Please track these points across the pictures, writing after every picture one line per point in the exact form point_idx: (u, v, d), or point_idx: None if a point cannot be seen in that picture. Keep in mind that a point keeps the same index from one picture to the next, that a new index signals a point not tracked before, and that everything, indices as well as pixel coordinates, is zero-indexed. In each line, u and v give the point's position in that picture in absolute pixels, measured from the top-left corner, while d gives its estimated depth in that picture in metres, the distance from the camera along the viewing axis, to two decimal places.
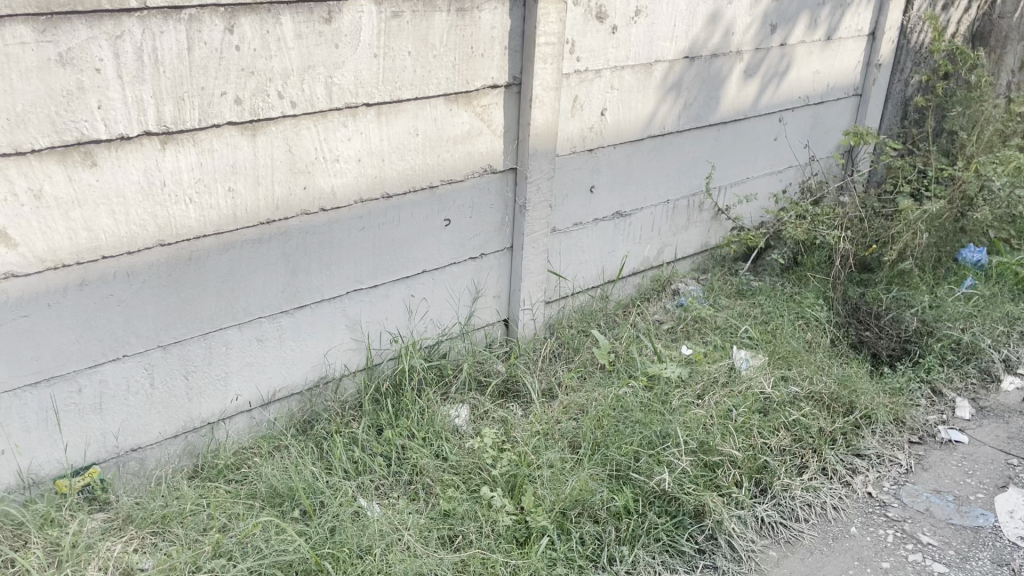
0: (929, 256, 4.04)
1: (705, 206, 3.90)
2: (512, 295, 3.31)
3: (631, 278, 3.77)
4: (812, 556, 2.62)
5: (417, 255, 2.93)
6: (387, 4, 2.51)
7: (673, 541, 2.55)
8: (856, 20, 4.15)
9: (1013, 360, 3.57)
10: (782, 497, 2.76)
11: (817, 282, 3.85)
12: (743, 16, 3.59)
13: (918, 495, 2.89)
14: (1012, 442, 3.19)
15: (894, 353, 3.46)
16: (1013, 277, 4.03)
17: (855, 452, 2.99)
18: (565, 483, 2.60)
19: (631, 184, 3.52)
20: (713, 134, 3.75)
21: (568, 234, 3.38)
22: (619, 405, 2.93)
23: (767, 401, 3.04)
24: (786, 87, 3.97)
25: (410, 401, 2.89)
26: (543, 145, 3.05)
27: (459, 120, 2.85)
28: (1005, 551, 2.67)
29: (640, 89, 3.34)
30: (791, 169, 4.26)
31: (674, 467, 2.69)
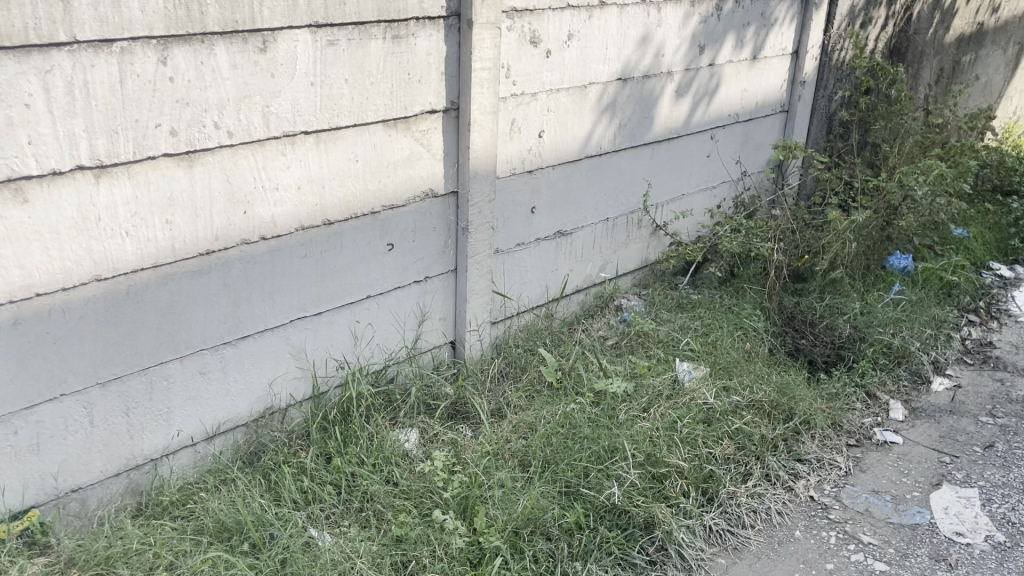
0: (859, 264, 4.20)
1: (644, 222, 3.99)
2: (458, 317, 3.32)
3: (575, 296, 3.82)
4: (760, 561, 2.68)
5: (360, 280, 2.94)
6: (322, 33, 2.53)
7: (625, 554, 2.58)
8: (780, 39, 4.30)
9: (941, 362, 3.74)
10: (728, 505, 2.82)
11: (754, 293, 3.96)
12: (673, 37, 3.70)
13: (857, 496, 2.99)
14: (944, 441, 3.31)
15: (829, 360, 3.60)
16: (937, 282, 4.23)
17: (796, 458, 3.08)
18: (517, 502, 2.62)
19: (571, 203, 3.58)
20: (648, 152, 3.84)
21: (511, 254, 3.41)
22: (568, 422, 2.96)
23: (710, 411, 3.11)
24: (717, 104, 4.10)
25: (359, 428, 2.87)
26: (483, 168, 3.09)
27: (399, 146, 2.87)
28: (942, 547, 2.75)
29: (576, 110, 3.41)
30: (724, 185, 4.38)
31: (623, 480, 2.74)
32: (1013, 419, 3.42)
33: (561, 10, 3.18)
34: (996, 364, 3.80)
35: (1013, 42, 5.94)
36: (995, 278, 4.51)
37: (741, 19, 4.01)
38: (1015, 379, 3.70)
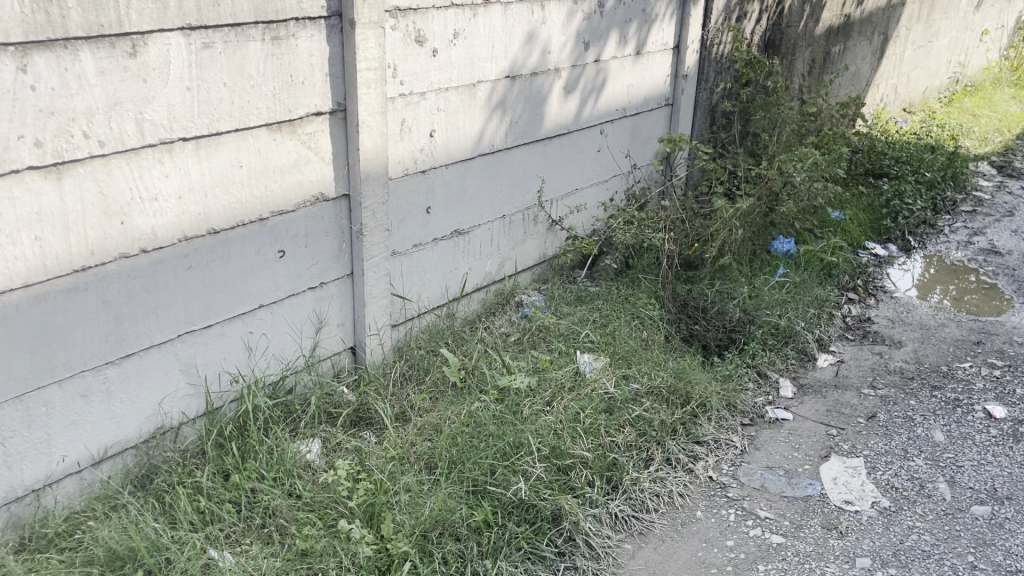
0: (746, 249, 4.36)
1: (540, 218, 4.03)
2: (356, 322, 3.26)
3: (475, 294, 3.81)
4: (664, 544, 2.75)
5: (251, 289, 2.85)
6: (196, 35, 2.44)
7: (534, 548, 2.60)
8: (662, 34, 4.40)
9: (825, 339, 3.92)
10: (632, 491, 2.88)
11: (648, 283, 4.04)
12: (558, 34, 3.74)
13: (753, 473, 3.10)
14: (831, 414, 3.46)
15: (721, 343, 3.74)
16: (818, 263, 4.43)
17: (695, 440, 3.17)
18: (423, 505, 2.59)
19: (466, 201, 3.57)
20: (540, 149, 3.88)
21: (408, 256, 3.38)
22: (472, 421, 2.95)
23: (611, 400, 3.17)
24: (604, 99, 4.17)
25: (257, 442, 2.78)
26: (374, 170, 3.05)
27: (285, 149, 2.79)
28: (833, 516, 2.88)
29: (466, 109, 3.41)
30: (616, 178, 4.46)
31: (529, 474, 2.76)
32: (892, 389, 3.61)
33: (445, 9, 3.17)
34: (874, 338, 4.01)
35: (878, 33, 6.29)
36: (871, 257, 4.76)
37: (623, 16, 4.09)
38: (892, 351, 3.91)
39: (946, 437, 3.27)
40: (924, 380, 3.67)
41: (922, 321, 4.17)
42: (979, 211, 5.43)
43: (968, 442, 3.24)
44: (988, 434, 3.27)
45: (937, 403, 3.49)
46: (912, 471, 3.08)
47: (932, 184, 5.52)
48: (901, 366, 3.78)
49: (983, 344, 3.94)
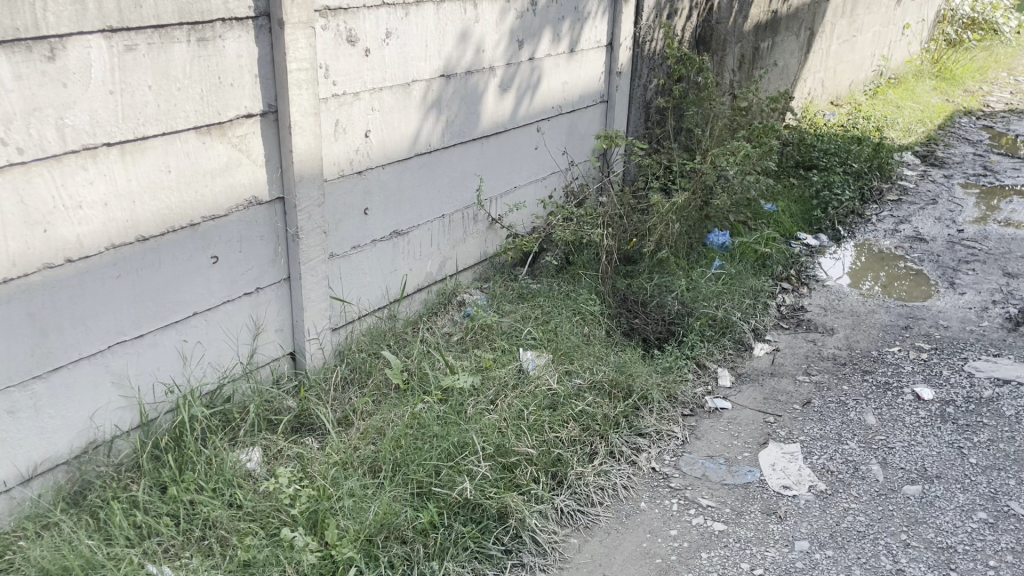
0: (683, 242, 4.43)
1: (479, 217, 4.02)
2: (295, 326, 3.21)
3: (416, 295, 3.79)
4: (609, 536, 2.77)
5: (184, 297, 2.78)
6: (118, 37, 2.37)
7: (480, 547, 2.60)
8: (595, 32, 4.44)
9: (760, 329, 4.01)
10: (577, 485, 2.91)
11: (589, 278, 4.08)
12: (491, 33, 3.74)
13: (694, 462, 3.15)
14: (768, 402, 3.53)
15: (661, 336, 3.79)
16: (752, 254, 4.53)
17: (637, 432, 3.22)
18: (368, 510, 2.57)
19: (404, 201, 3.55)
20: (477, 147, 3.87)
21: (347, 258, 3.33)
22: (416, 423, 2.93)
23: (554, 396, 3.19)
24: (540, 97, 4.19)
25: (195, 452, 2.72)
26: (309, 172, 3.01)
27: (215, 153, 2.74)
28: (772, 501, 2.94)
29: (401, 109, 3.38)
30: (554, 175, 4.49)
31: (474, 474, 2.75)
32: (826, 375, 3.71)
33: (376, 8, 3.14)
34: (808, 326, 4.11)
35: (804, 28, 6.45)
36: (803, 247, 4.89)
37: (556, 14, 4.11)
38: (825, 338, 4.01)
39: (878, 419, 3.38)
40: (856, 365, 3.78)
41: (852, 309, 4.29)
42: (904, 200, 5.62)
43: (898, 424, 3.34)
44: (917, 416, 3.39)
45: (869, 387, 3.60)
46: (846, 454, 3.17)
47: (859, 175, 5.69)
48: (834, 353, 3.89)
49: (911, 328, 4.07)
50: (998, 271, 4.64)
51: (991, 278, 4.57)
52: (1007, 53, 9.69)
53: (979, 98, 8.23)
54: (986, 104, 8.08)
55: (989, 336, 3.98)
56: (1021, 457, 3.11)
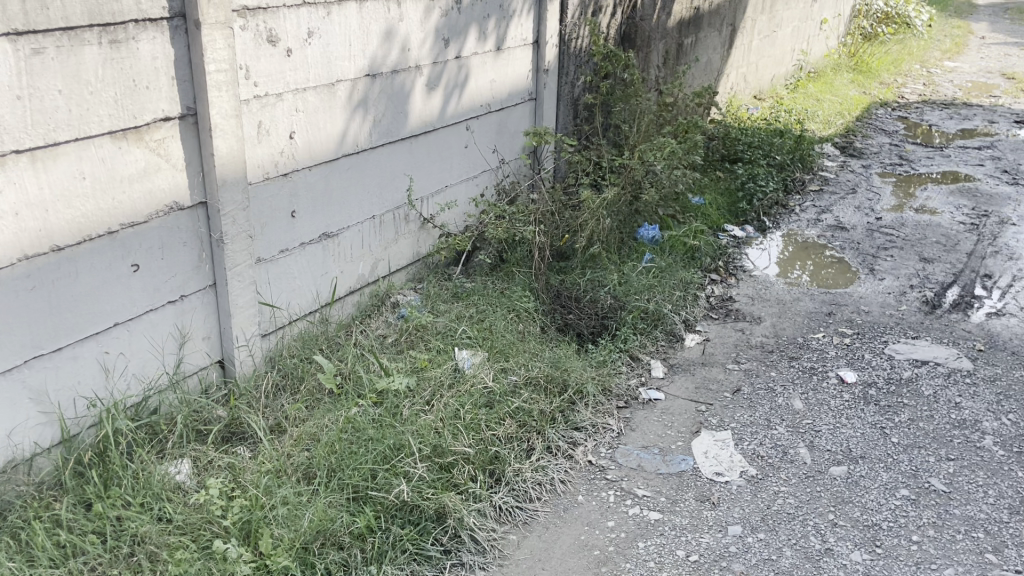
0: (614, 237, 4.49)
1: (411, 217, 3.99)
2: (223, 334, 3.14)
3: (348, 297, 3.74)
4: (547, 531, 2.79)
5: (104, 307, 2.69)
6: (24, 41, 2.28)
7: (419, 549, 2.59)
8: (521, 30, 4.44)
9: (691, 320, 4.09)
10: (514, 482, 2.92)
11: (523, 275, 4.09)
12: (416, 32, 3.71)
13: (630, 453, 3.19)
14: (700, 391, 3.60)
15: (594, 330, 3.83)
16: (681, 247, 4.62)
17: (573, 426, 3.25)
18: (302, 517, 2.52)
19: (333, 204, 3.50)
20: (406, 147, 3.85)
21: (275, 262, 3.27)
22: (350, 426, 2.90)
23: (490, 394, 3.19)
24: (468, 96, 4.18)
25: (120, 467, 2.63)
26: (232, 175, 2.94)
27: (132, 158, 2.65)
28: (705, 488, 3.00)
29: (326, 109, 3.34)
30: (485, 173, 4.48)
31: (411, 475, 2.73)
32: (754, 363, 3.80)
33: (296, 7, 3.08)
34: (736, 316, 4.21)
35: (726, 24, 6.58)
36: (730, 239, 5.00)
37: (481, 12, 4.11)
38: (752, 327, 4.11)
39: (805, 404, 3.47)
40: (783, 351, 3.88)
41: (778, 297, 4.40)
42: (825, 190, 5.80)
43: (824, 407, 3.45)
44: (841, 399, 3.50)
45: (795, 373, 3.71)
46: (775, 439, 3.26)
47: (782, 167, 5.85)
48: (762, 341, 3.98)
49: (834, 314, 4.20)
50: (914, 256, 4.82)
51: (908, 263, 4.75)
52: (920, 46, 10.08)
53: (894, 90, 8.54)
54: (901, 95, 8.39)
55: (907, 319, 4.13)
56: (939, 435, 3.24)
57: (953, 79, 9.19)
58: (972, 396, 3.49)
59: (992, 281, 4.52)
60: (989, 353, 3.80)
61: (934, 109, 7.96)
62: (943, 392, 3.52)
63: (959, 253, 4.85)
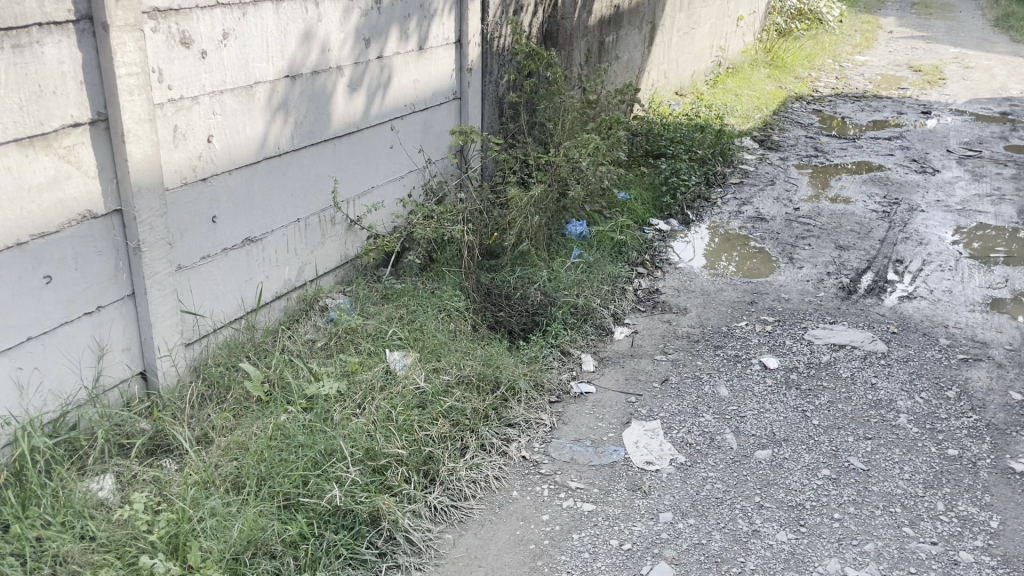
0: (543, 234, 4.53)
1: (337, 219, 3.95)
2: (144, 345, 3.05)
3: (275, 303, 3.67)
4: (483, 528, 2.80)
5: (16, 322, 2.59)
6: None
7: (354, 553, 2.56)
8: (443, 29, 4.42)
9: (619, 313, 4.16)
10: (449, 481, 2.92)
11: (453, 275, 4.09)
12: (336, 32, 3.67)
13: (563, 447, 3.22)
14: (630, 382, 3.66)
15: (525, 327, 3.86)
16: (609, 242, 4.69)
17: (506, 423, 3.27)
18: (232, 528, 2.48)
19: (256, 208, 3.44)
20: (330, 149, 3.81)
21: (196, 269, 3.20)
22: (280, 433, 2.86)
23: (423, 395, 3.18)
24: (391, 96, 4.15)
25: (39, 486, 2.53)
26: (147, 182, 2.87)
27: (40, 166, 2.56)
28: (637, 477, 3.06)
29: (245, 112, 3.28)
30: (412, 174, 4.46)
31: (343, 480, 2.71)
32: (682, 353, 3.88)
33: (210, 8, 3.02)
34: (663, 308, 4.29)
35: (646, 21, 6.69)
36: (656, 233, 5.10)
37: (402, 12, 4.09)
38: (679, 318, 4.20)
39: (730, 390, 3.57)
40: (708, 341, 3.98)
41: (703, 288, 4.51)
42: (745, 182, 5.96)
43: (749, 393, 3.55)
44: (765, 384, 3.61)
45: (720, 361, 3.80)
46: (703, 426, 3.33)
47: (704, 161, 5.99)
48: (688, 331, 4.07)
49: (756, 303, 4.32)
50: (831, 244, 5.00)
51: (825, 251, 4.92)
52: (831, 41, 10.44)
53: (809, 84, 8.82)
54: (815, 89, 8.67)
55: (825, 305, 4.28)
56: (857, 415, 3.37)
57: (864, 73, 9.54)
58: (887, 376, 3.64)
59: (904, 266, 4.71)
60: (902, 335, 3.97)
61: (846, 102, 8.25)
62: (860, 373, 3.66)
63: (872, 240, 5.04)
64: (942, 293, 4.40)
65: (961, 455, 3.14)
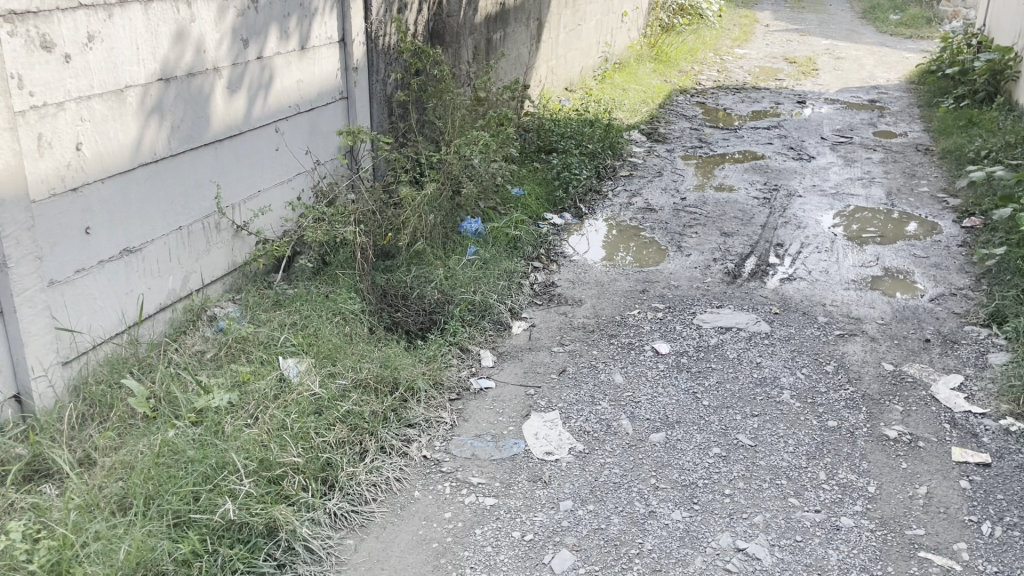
0: (438, 233, 4.52)
1: (222, 226, 3.83)
2: (16, 365, 2.89)
3: (159, 314, 3.53)
4: (385, 530, 2.78)
5: None
6: None
7: (251, 567, 2.49)
8: (325, 28, 4.35)
9: (516, 308, 4.20)
10: (348, 486, 2.89)
11: (347, 277, 4.04)
12: (211, 32, 3.56)
13: (464, 444, 3.23)
14: (528, 375, 3.70)
15: (423, 326, 3.84)
16: (504, 238, 4.73)
17: (406, 424, 3.26)
18: (119, 551, 2.37)
19: (133, 216, 3.30)
20: (211, 153, 3.69)
21: (71, 283, 3.04)
22: (168, 449, 2.76)
23: (319, 400, 3.13)
24: (274, 97, 4.06)
25: None
26: (11, 193, 2.71)
27: None
28: (537, 468, 3.10)
29: (116, 118, 3.14)
30: (300, 176, 4.37)
31: (237, 493, 2.63)
32: (578, 344, 3.95)
33: (72, 10, 2.88)
34: (559, 300, 4.36)
35: (532, 18, 6.78)
36: (550, 227, 5.17)
37: (280, 11, 4.00)
38: (574, 309, 4.27)
39: (624, 377, 3.66)
40: (603, 330, 4.07)
41: (597, 279, 4.60)
42: (635, 175, 6.11)
43: (643, 378, 3.65)
44: (657, 368, 3.72)
45: (615, 349, 3.89)
46: (599, 414, 3.41)
47: (594, 155, 6.11)
48: (584, 321, 4.15)
49: (648, 291, 4.44)
50: (716, 231, 5.19)
51: (711, 238, 5.10)
52: (711, 36, 10.84)
53: (692, 77, 9.12)
54: (698, 82, 8.98)
55: (713, 290, 4.44)
56: (744, 394, 3.52)
57: (744, 65, 9.94)
58: (770, 355, 3.80)
59: (784, 249, 4.93)
60: (783, 315, 4.16)
61: (727, 93, 8.58)
62: (745, 354, 3.82)
63: (754, 226, 5.26)
64: (820, 273, 4.63)
65: (840, 426, 3.31)
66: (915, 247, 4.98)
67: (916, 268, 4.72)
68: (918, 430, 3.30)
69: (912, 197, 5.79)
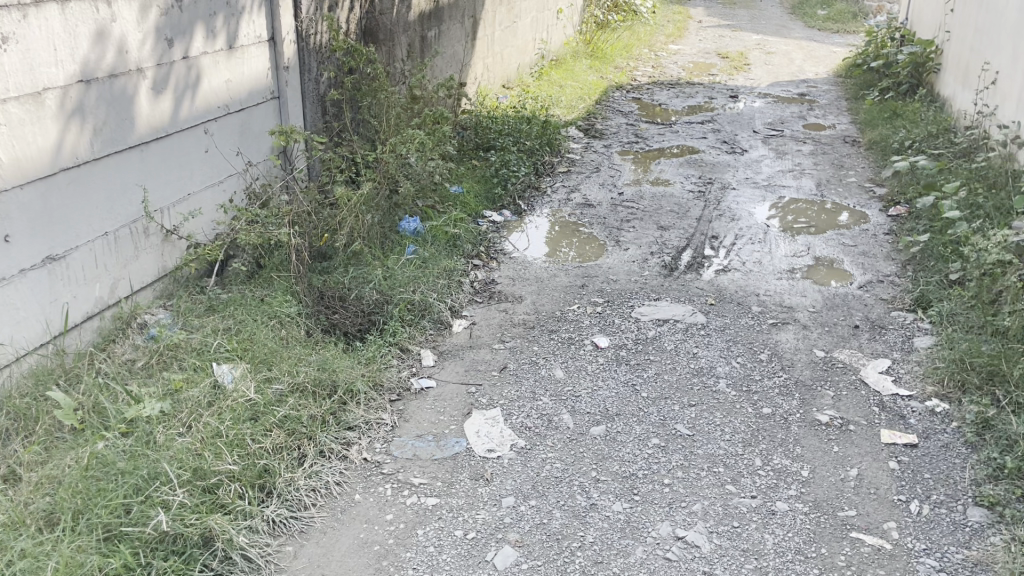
0: (376, 232, 4.48)
1: (151, 231, 3.73)
2: None
3: (86, 323, 3.42)
4: (325, 535, 2.75)
5: None
6: None
7: None
8: (253, 27, 4.27)
9: (456, 307, 4.19)
10: (287, 492, 2.85)
11: (283, 280, 3.98)
12: (133, 32, 3.46)
13: (405, 444, 3.21)
14: (469, 373, 3.70)
15: (361, 327, 3.80)
16: (442, 236, 4.71)
17: (345, 426, 3.22)
18: (45, 569, 2.30)
19: (55, 223, 3.19)
20: (137, 156, 3.59)
21: None
22: (97, 462, 2.68)
23: (255, 406, 3.08)
24: (202, 98, 3.97)
25: None
26: None
27: None
28: (479, 466, 3.10)
29: (34, 121, 3.03)
30: (231, 178, 4.28)
31: (170, 503, 2.57)
32: (518, 340, 3.96)
33: None
34: (499, 297, 4.36)
35: (467, 15, 6.76)
36: (489, 224, 5.17)
37: (206, 9, 3.91)
38: (514, 306, 4.28)
39: (565, 371, 3.69)
40: (543, 326, 4.08)
41: (536, 275, 4.62)
42: (572, 170, 6.15)
43: (582, 372, 3.68)
44: (596, 362, 3.75)
45: (555, 344, 3.91)
46: (540, 409, 3.42)
47: (531, 151, 6.13)
48: (524, 318, 4.16)
49: (587, 286, 4.48)
50: (653, 225, 5.26)
51: (648, 232, 5.16)
52: (646, 32, 10.98)
53: (628, 73, 9.22)
54: (634, 78, 9.08)
55: (650, 283, 4.50)
56: (682, 384, 3.57)
57: (678, 61, 10.09)
58: (706, 345, 3.87)
59: (719, 241, 5.02)
60: (719, 306, 4.23)
61: (662, 89, 8.69)
62: (682, 345, 3.87)
63: (690, 219, 5.34)
64: (753, 264, 4.72)
65: (774, 413, 3.39)
66: (844, 237, 5.12)
67: (846, 256, 4.85)
68: (848, 414, 3.40)
69: (840, 187, 5.95)
